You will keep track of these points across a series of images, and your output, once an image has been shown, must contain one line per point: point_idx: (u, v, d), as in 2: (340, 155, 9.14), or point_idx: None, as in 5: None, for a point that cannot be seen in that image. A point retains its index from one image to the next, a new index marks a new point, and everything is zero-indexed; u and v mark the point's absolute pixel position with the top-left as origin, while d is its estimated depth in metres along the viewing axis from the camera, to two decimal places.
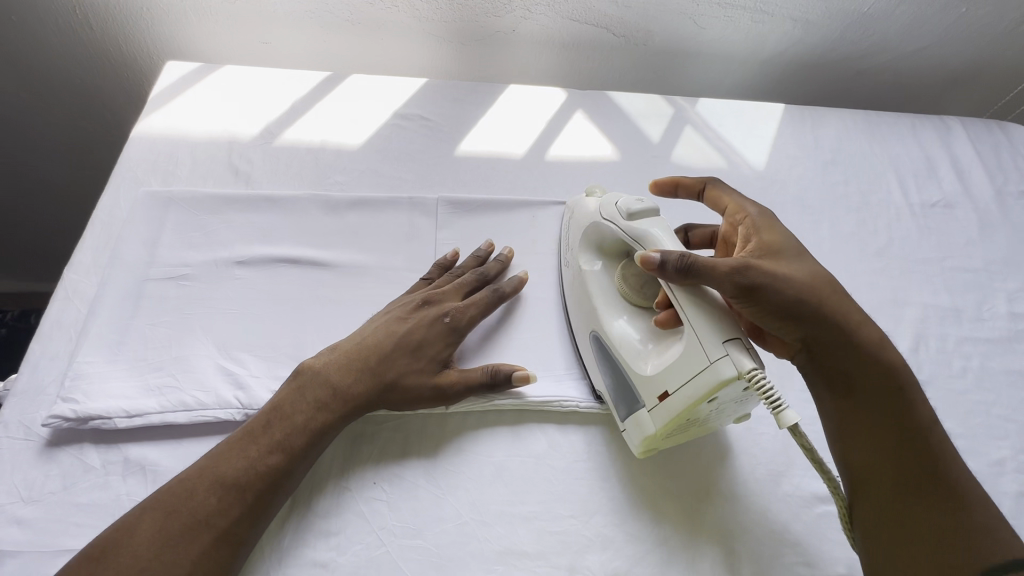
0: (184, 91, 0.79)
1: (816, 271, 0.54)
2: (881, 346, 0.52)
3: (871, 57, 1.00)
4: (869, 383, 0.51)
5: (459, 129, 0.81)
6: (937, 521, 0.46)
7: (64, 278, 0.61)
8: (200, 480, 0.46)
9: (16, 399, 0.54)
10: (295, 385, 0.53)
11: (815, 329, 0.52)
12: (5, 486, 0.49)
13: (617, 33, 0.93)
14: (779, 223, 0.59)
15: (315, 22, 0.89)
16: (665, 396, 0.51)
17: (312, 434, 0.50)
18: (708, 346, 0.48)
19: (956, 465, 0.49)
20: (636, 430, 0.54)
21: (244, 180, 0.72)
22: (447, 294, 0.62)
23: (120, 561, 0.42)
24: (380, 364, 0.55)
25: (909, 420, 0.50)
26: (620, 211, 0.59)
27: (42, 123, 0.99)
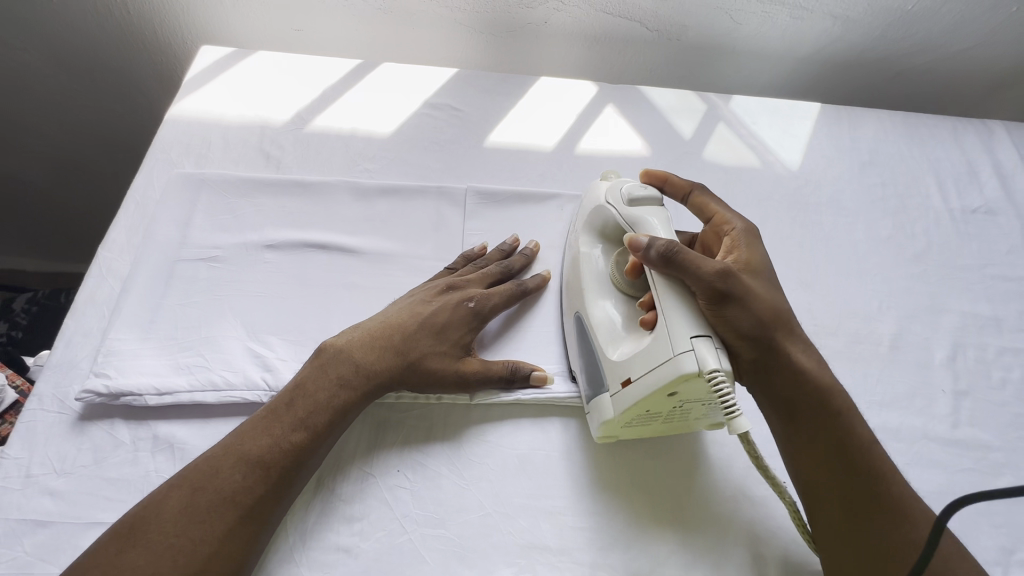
0: (217, 75, 0.79)
1: (780, 300, 0.53)
2: (817, 372, 0.52)
3: (912, 57, 0.97)
4: (809, 408, 0.51)
5: (489, 120, 0.80)
6: (876, 540, 0.47)
7: (99, 257, 0.62)
8: (224, 459, 0.46)
9: (51, 372, 0.55)
10: (317, 364, 0.52)
11: (763, 354, 0.51)
12: (39, 457, 0.50)
13: (649, 27, 0.92)
14: (760, 243, 0.57)
15: (348, 11, 0.90)
16: (628, 382, 0.50)
17: (335, 412, 0.50)
18: (675, 337, 0.47)
19: (899, 484, 0.49)
20: (597, 414, 0.53)
21: (275, 164, 0.72)
22: (472, 281, 0.61)
23: (149, 536, 0.42)
24: (403, 343, 0.54)
25: (845, 444, 0.50)
26: (622, 197, 0.58)
27: (79, 104, 1.01)
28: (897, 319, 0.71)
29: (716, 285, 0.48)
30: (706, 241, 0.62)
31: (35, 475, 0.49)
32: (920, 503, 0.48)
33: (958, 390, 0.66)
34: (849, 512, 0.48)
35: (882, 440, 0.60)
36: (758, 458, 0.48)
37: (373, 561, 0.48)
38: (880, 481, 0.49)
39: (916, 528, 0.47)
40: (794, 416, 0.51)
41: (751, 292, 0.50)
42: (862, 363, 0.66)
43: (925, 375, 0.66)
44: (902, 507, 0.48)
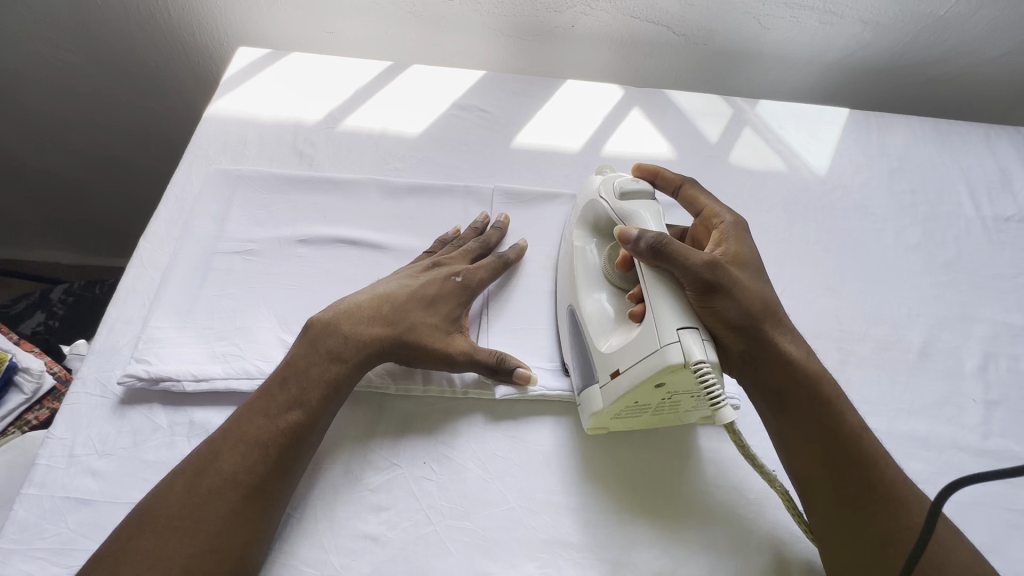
0: (253, 75, 0.82)
1: (767, 292, 0.54)
2: (807, 362, 0.53)
3: (944, 63, 0.96)
4: (798, 399, 0.52)
5: (516, 122, 0.82)
6: (871, 525, 0.47)
7: (141, 248, 0.64)
8: (223, 441, 0.47)
9: (94, 356, 0.57)
10: (306, 341, 0.53)
11: (752, 345, 0.52)
12: (81, 439, 0.52)
13: (676, 32, 0.92)
14: (750, 235, 0.58)
15: (379, 14, 0.92)
16: (616, 373, 0.51)
17: (328, 386, 0.51)
18: (662, 329, 0.48)
19: (896, 472, 0.50)
20: (587, 406, 0.54)
21: (308, 162, 0.74)
22: (455, 259, 0.63)
23: (160, 521, 0.43)
24: (393, 313, 0.56)
25: (834, 435, 0.50)
26: (615, 188, 0.60)
27: (123, 104, 1.06)
28: (926, 327, 0.70)
29: (704, 276, 0.49)
30: (696, 234, 0.63)
31: (78, 455, 0.51)
32: (909, 484, 0.49)
33: (989, 399, 0.64)
34: (845, 501, 0.49)
35: (911, 448, 0.59)
36: (744, 447, 0.51)
37: (398, 550, 0.49)
38: (872, 468, 0.49)
39: (911, 512, 0.48)
40: (784, 407, 0.52)
41: (738, 284, 0.51)
42: (890, 371, 0.65)
43: (955, 385, 0.65)
44: (896, 494, 0.48)
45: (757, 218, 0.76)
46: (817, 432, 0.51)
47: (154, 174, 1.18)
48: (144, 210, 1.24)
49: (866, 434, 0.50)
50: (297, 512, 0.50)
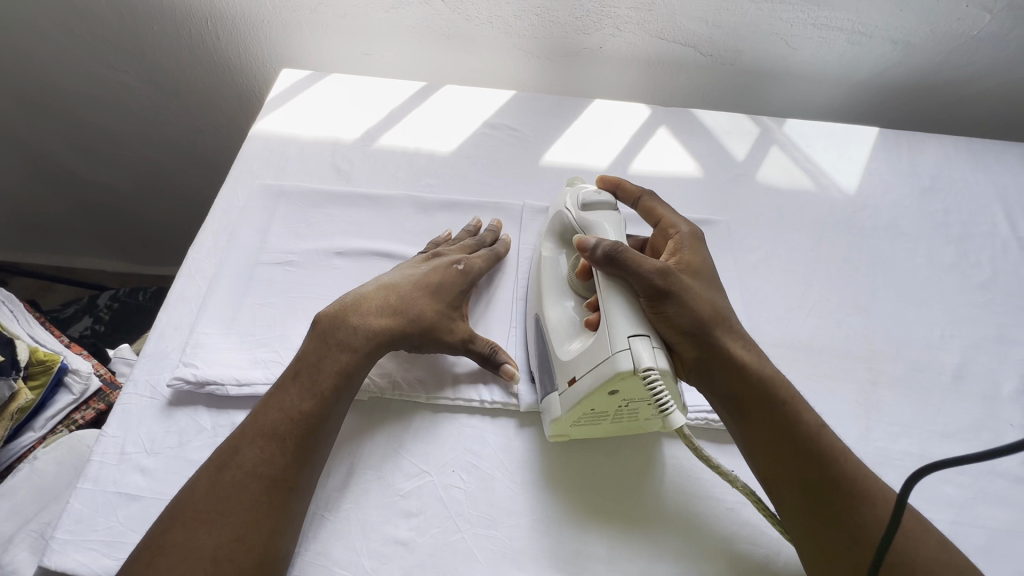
0: (295, 96, 0.86)
1: (720, 300, 0.56)
2: (760, 364, 0.53)
3: (977, 82, 0.95)
4: (754, 404, 0.52)
5: (544, 140, 0.84)
6: (841, 521, 0.48)
7: (189, 258, 0.68)
8: (242, 438, 0.49)
9: (145, 360, 0.60)
10: (317, 334, 0.55)
11: (706, 350, 0.53)
12: (132, 437, 0.55)
13: (703, 52, 0.94)
14: (704, 244, 0.60)
15: (415, 37, 0.95)
16: (574, 381, 0.52)
17: (339, 376, 0.53)
18: (614, 336, 0.50)
19: (858, 469, 0.50)
20: (549, 415, 0.55)
21: (345, 178, 0.77)
22: (455, 251, 0.67)
23: (188, 514, 0.46)
24: (399, 301, 0.59)
25: (788, 436, 0.51)
26: (578, 199, 0.62)
27: (176, 121, 1.13)
28: (960, 349, 0.69)
29: (655, 283, 0.52)
30: (655, 244, 0.64)
31: (129, 453, 0.54)
32: (873, 478, 0.49)
33: None
34: (810, 499, 0.49)
35: (947, 472, 0.58)
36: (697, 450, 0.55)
37: (428, 555, 0.51)
38: (828, 467, 0.49)
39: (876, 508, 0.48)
40: (739, 412, 0.53)
41: (689, 291, 0.53)
42: (923, 393, 0.64)
43: (990, 409, 0.64)
44: (865, 492, 0.48)
45: (783, 237, 0.77)
46: (773, 434, 0.51)
47: (198, 185, 1.26)
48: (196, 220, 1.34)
49: (825, 434, 0.51)
50: (330, 515, 0.52)
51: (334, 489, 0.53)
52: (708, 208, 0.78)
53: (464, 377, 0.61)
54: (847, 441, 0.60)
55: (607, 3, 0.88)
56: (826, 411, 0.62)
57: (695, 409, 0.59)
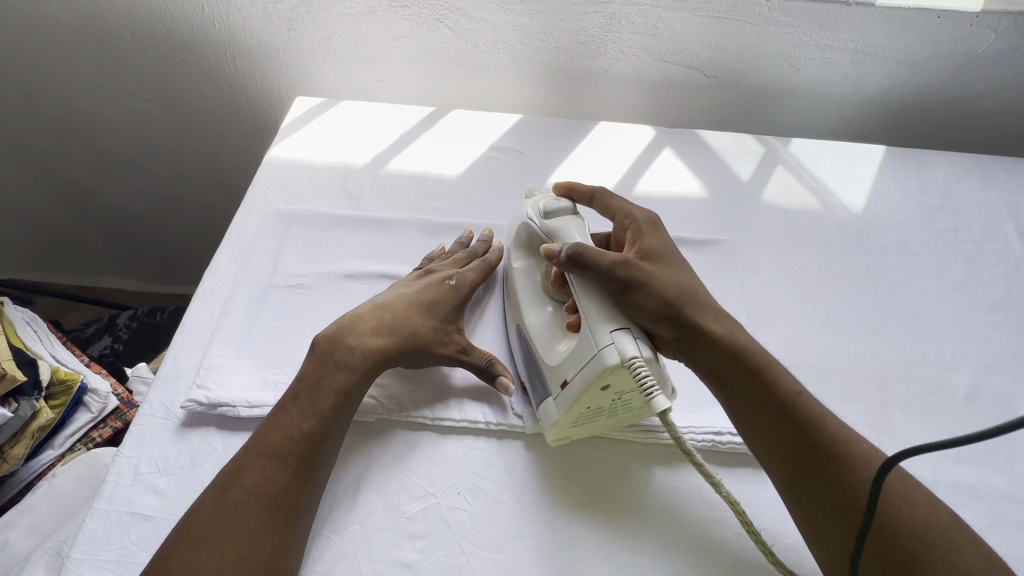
0: (307, 123, 0.89)
1: (688, 279, 0.58)
2: (734, 337, 0.55)
3: (985, 99, 0.95)
4: (733, 375, 0.54)
5: (550, 163, 0.85)
6: (833, 485, 0.48)
7: (205, 282, 0.70)
8: (245, 458, 0.51)
9: (160, 381, 0.62)
10: (316, 355, 0.57)
11: (682, 327, 0.55)
12: (146, 458, 0.57)
13: (706, 74, 0.95)
14: (661, 227, 0.62)
15: (424, 63, 0.98)
16: (565, 384, 0.54)
17: (338, 395, 0.54)
18: (596, 334, 0.52)
19: (843, 431, 0.50)
20: (545, 421, 0.56)
21: (355, 202, 0.79)
22: (447, 266, 0.68)
23: (194, 534, 0.47)
24: (394, 321, 0.60)
25: (766, 403, 0.52)
26: (538, 208, 0.65)
27: (196, 147, 1.18)
28: (973, 370, 0.67)
29: (618, 276, 0.54)
30: (615, 238, 0.66)
31: (142, 473, 0.56)
32: (860, 440, 0.50)
33: None
34: (800, 467, 0.50)
35: (962, 498, 0.57)
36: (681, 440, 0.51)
37: None
38: (809, 429, 0.50)
39: (863, 470, 0.48)
40: (722, 385, 0.55)
41: (653, 277, 0.55)
42: (935, 415, 0.63)
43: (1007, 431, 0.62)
44: (846, 455, 0.48)
45: (790, 257, 0.77)
46: (754, 404, 0.53)
47: (215, 208, 1.30)
48: (214, 240, 1.39)
49: (803, 396, 0.52)
50: (336, 536, 0.53)
51: (342, 511, 0.54)
52: (714, 229, 0.79)
53: (466, 396, 0.62)
54: None
55: (611, 29, 0.90)
56: None
57: (699, 431, 0.59)
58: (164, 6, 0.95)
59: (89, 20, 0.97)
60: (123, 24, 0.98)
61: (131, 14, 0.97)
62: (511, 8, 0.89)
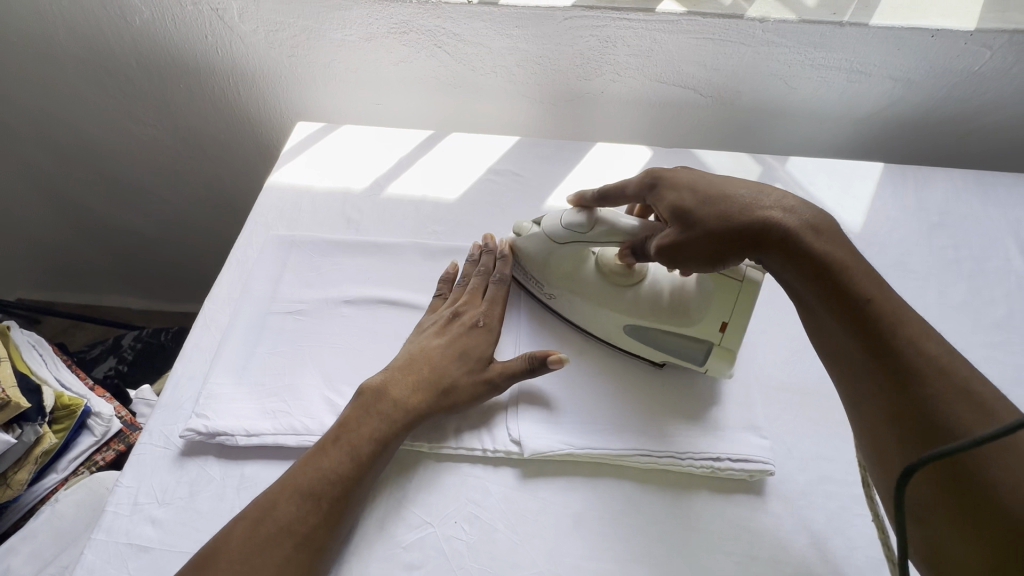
0: (307, 149, 0.90)
1: (734, 206, 0.56)
2: (804, 242, 0.52)
3: (982, 115, 0.95)
4: (806, 285, 0.52)
5: (547, 185, 0.86)
6: (891, 395, 0.45)
7: (205, 309, 0.71)
8: (279, 493, 0.52)
9: (160, 411, 0.62)
10: (361, 403, 0.58)
11: (750, 248, 0.55)
12: (145, 488, 0.57)
13: (703, 93, 0.96)
14: (662, 175, 0.62)
15: (423, 86, 1.00)
16: (726, 322, 0.61)
17: (378, 443, 0.56)
18: (733, 270, 0.60)
19: (925, 344, 0.45)
20: (722, 364, 0.63)
21: (354, 227, 0.80)
22: (470, 302, 0.67)
23: (220, 563, 0.48)
24: (434, 374, 0.60)
25: (839, 312, 0.49)
26: (560, 222, 0.65)
27: (201, 169, 1.20)
28: None
29: (670, 256, 0.58)
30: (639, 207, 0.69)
31: (141, 503, 0.56)
32: (946, 353, 0.45)
33: None
34: (862, 374, 0.47)
35: None
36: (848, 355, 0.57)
37: None
38: (879, 338, 0.46)
39: (930, 383, 0.44)
40: (800, 296, 0.53)
41: (685, 234, 0.57)
42: None
43: None
44: (918, 367, 0.44)
45: None
46: (826, 316, 0.50)
47: (220, 228, 1.32)
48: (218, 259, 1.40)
49: (877, 304, 0.48)
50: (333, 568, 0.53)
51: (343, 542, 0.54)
52: None
53: (464, 423, 0.61)
54: (858, 491, 0.58)
55: (607, 51, 0.91)
56: (837, 459, 0.60)
57: (699, 456, 0.59)
58: (167, 36, 0.97)
59: (95, 48, 0.99)
60: (129, 52, 1.00)
61: (137, 44, 0.99)
62: (508, 33, 0.89)
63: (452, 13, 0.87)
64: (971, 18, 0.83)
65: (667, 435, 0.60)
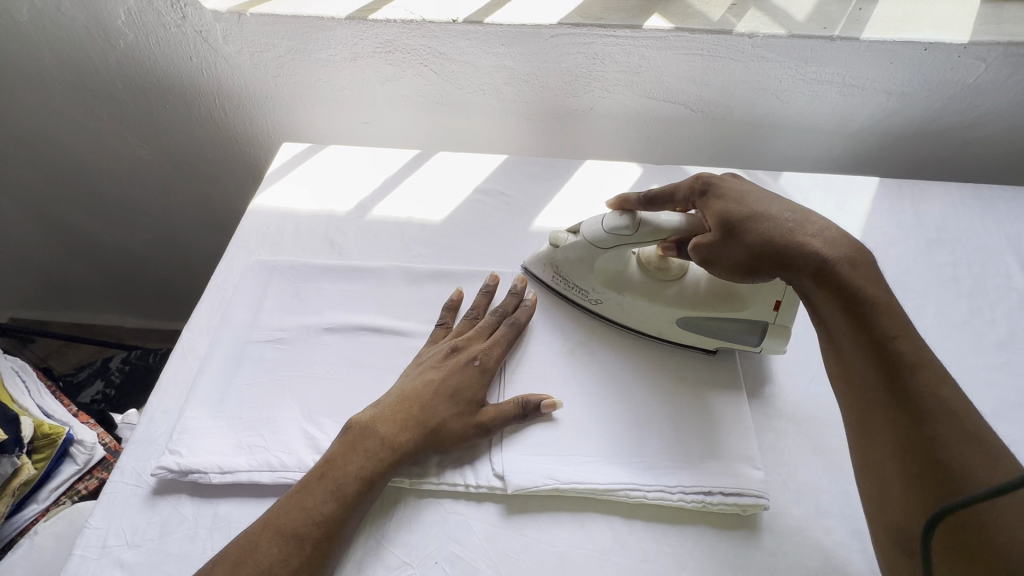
0: (290, 171, 0.89)
1: (777, 225, 0.56)
2: (837, 268, 0.52)
3: (978, 127, 0.93)
4: (832, 313, 0.52)
5: (535, 205, 0.84)
6: (901, 427, 0.45)
7: (183, 337, 0.69)
8: (261, 532, 0.51)
9: (132, 447, 0.60)
10: (347, 440, 0.56)
11: (782, 269, 0.55)
12: (114, 529, 0.55)
13: (694, 109, 0.94)
14: (717, 185, 0.62)
15: (409, 105, 0.98)
16: (780, 303, 0.62)
17: (363, 482, 0.54)
18: None
19: (944, 386, 0.46)
20: (778, 339, 0.65)
21: (337, 250, 0.79)
22: (473, 339, 0.65)
23: None
24: (423, 414, 0.58)
25: (860, 339, 0.49)
26: (602, 227, 0.65)
27: (192, 189, 1.19)
28: None
29: (706, 262, 0.59)
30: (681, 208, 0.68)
31: (110, 546, 0.54)
32: (959, 397, 0.45)
33: None
34: (874, 402, 0.48)
35: None
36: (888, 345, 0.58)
37: None
38: (899, 376, 0.46)
39: (939, 423, 0.44)
40: (821, 318, 0.54)
41: (724, 243, 0.58)
42: None
43: None
44: (930, 404, 0.45)
45: None
46: (848, 346, 0.50)
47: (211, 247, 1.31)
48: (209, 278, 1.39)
49: (901, 340, 0.48)
50: None
51: None
52: None
53: (448, 458, 0.59)
54: (858, 524, 0.56)
55: (595, 68, 0.89)
56: (835, 492, 0.58)
57: (689, 490, 0.56)
58: (152, 58, 0.96)
59: (80, 71, 0.98)
60: (115, 74, 0.99)
61: (122, 67, 0.98)
62: (493, 51, 0.88)
63: (437, 32, 0.86)
64: (964, 31, 0.81)
65: (657, 467, 0.58)
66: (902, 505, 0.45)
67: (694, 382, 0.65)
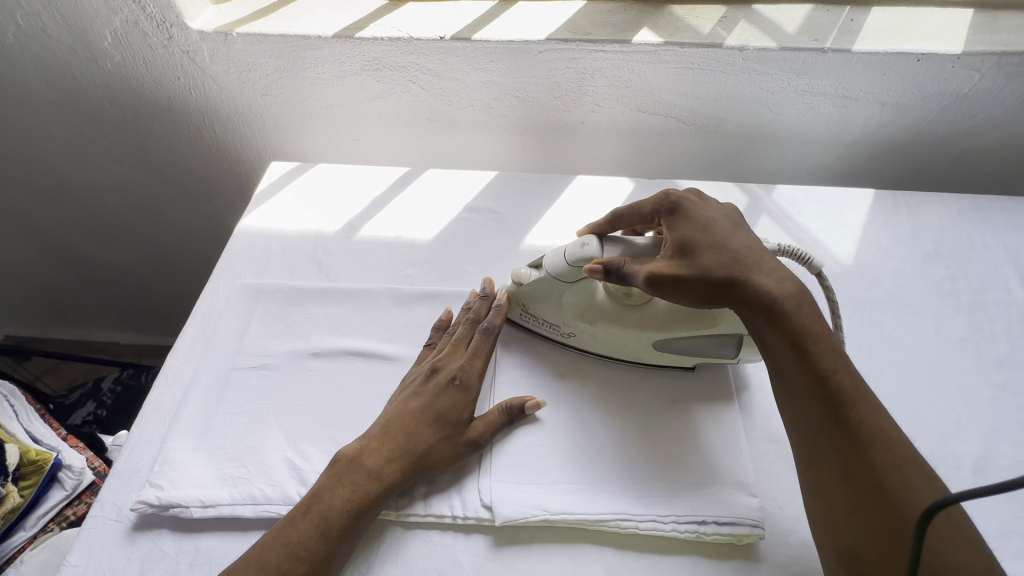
0: (277, 191, 0.88)
1: (733, 256, 0.56)
2: (784, 302, 0.53)
3: (975, 136, 0.91)
4: (778, 345, 0.53)
5: (525, 222, 0.83)
6: (844, 457, 0.47)
7: (166, 364, 0.68)
8: (246, 566, 0.49)
9: (114, 479, 0.59)
10: (333, 471, 0.55)
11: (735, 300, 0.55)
12: (93, 566, 0.54)
13: (685, 122, 0.93)
14: (683, 208, 0.60)
15: (399, 121, 0.98)
16: None
17: (349, 515, 0.52)
18: None
19: (878, 416, 0.48)
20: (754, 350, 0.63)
21: (325, 272, 0.78)
22: (449, 356, 0.63)
23: None
24: (407, 441, 0.56)
25: (804, 372, 0.50)
26: (564, 259, 0.62)
27: (182, 206, 1.18)
28: (980, 439, 0.62)
29: (662, 286, 0.56)
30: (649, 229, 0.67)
31: None
32: (892, 427, 0.47)
33: None
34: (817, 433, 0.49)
35: None
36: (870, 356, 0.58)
37: None
38: (840, 408, 0.48)
39: (876, 451, 0.46)
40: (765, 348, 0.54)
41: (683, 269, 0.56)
42: None
43: None
44: (868, 434, 0.47)
45: None
46: (796, 378, 0.51)
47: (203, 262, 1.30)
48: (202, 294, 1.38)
49: (839, 374, 0.49)
50: None
51: None
52: None
53: (434, 487, 0.58)
54: None
55: (585, 83, 0.88)
56: None
57: (683, 519, 0.55)
58: (139, 78, 0.95)
59: (69, 92, 0.98)
60: (102, 95, 0.98)
61: (111, 88, 0.97)
62: (482, 67, 0.88)
63: (424, 50, 0.86)
64: (958, 42, 0.80)
65: (653, 495, 0.56)
66: (850, 528, 0.46)
67: (686, 405, 0.64)
